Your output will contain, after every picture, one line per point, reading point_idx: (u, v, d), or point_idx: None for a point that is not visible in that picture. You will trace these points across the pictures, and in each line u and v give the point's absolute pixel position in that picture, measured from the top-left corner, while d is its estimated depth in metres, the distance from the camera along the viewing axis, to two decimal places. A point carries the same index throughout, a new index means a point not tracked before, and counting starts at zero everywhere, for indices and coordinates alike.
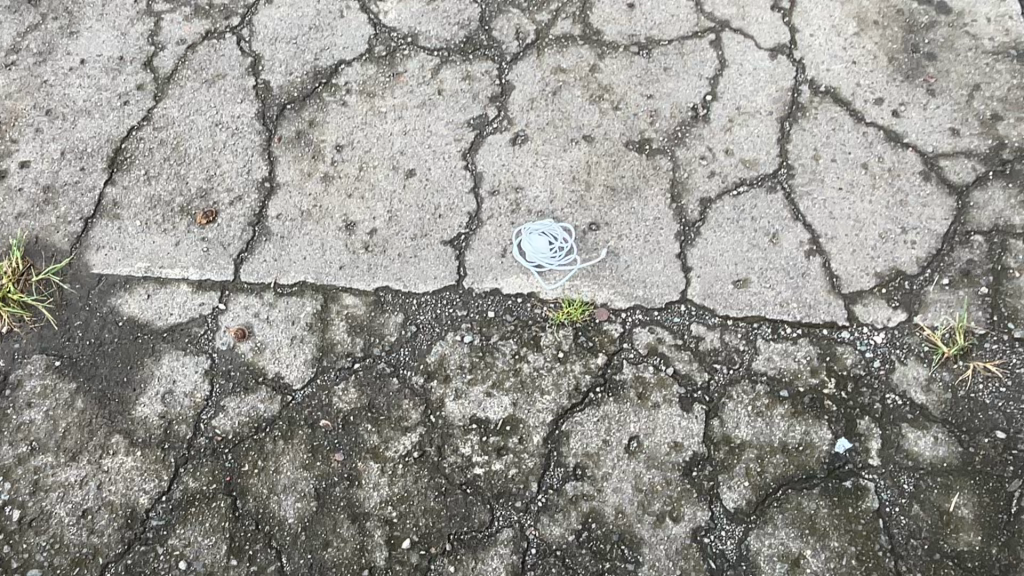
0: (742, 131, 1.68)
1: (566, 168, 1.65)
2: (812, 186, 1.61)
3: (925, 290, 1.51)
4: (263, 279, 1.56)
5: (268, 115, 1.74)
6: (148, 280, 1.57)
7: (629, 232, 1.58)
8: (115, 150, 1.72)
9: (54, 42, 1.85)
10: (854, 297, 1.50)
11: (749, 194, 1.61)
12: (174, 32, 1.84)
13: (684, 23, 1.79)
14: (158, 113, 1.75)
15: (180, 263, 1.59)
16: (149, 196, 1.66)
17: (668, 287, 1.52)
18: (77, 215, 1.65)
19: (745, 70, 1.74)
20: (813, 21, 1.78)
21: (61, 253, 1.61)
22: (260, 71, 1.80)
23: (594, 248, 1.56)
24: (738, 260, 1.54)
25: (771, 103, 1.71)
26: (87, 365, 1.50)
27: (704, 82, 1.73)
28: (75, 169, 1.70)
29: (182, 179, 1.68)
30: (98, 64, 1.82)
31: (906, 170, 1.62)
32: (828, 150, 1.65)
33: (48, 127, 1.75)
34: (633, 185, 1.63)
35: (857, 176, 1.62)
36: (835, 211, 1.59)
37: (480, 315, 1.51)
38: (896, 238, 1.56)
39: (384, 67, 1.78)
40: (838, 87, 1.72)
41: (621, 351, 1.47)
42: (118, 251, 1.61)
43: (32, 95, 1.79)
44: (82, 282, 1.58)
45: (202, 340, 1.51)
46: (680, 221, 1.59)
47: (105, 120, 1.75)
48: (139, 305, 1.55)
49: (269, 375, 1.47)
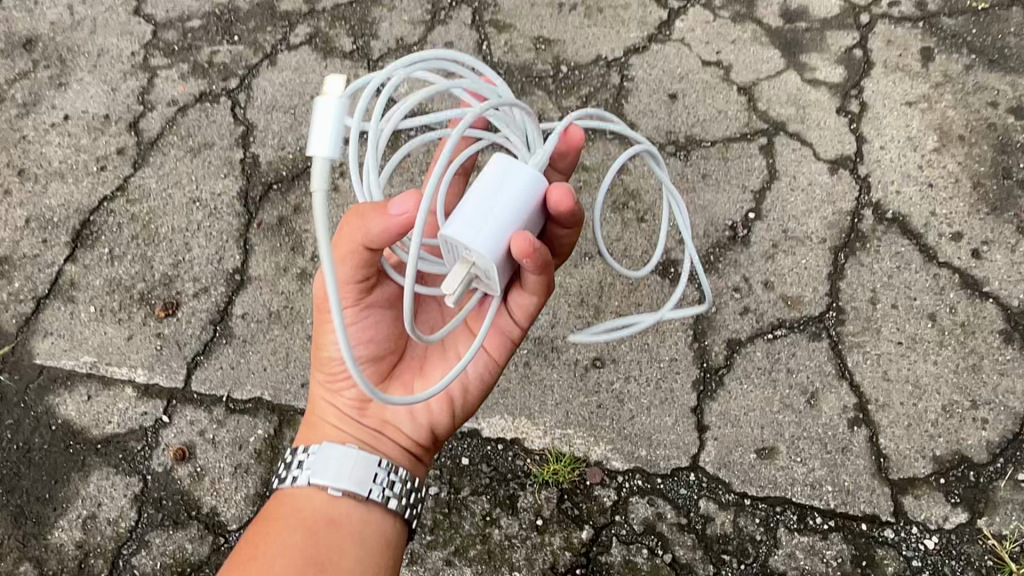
0: (786, 260, 1.42)
1: (574, 288, 1.42)
2: (864, 336, 1.35)
3: (994, 485, 1.23)
4: (215, 391, 1.38)
5: (251, 195, 1.56)
6: (92, 378, 1.41)
7: (638, 373, 1.34)
8: (81, 222, 1.55)
9: (42, 93, 1.72)
10: (904, 485, 1.24)
11: (787, 339, 1.35)
12: (168, 92, 1.70)
13: (732, 122, 1.57)
14: (135, 183, 1.59)
15: (130, 360, 1.42)
16: (108, 278, 1.49)
17: (676, 450, 1.28)
18: (30, 294, 1.49)
19: (799, 184, 1.49)
20: (885, 130, 1.54)
21: (5, 337, 1.45)
22: (250, 142, 1.62)
23: (595, 388, 1.33)
24: (764, 422, 1.29)
25: (825, 229, 1.45)
26: (10, 474, 1.33)
27: (748, 196, 1.49)
28: (37, 240, 1.54)
29: (147, 262, 1.51)
30: (82, 121, 1.68)
31: (985, 326, 1.35)
32: (889, 293, 1.38)
33: (19, 189, 1.60)
34: (649, 316, 1.39)
35: (920, 329, 1.35)
36: (890, 370, 1.32)
37: (452, 462, 1.29)
38: (963, 415, 1.28)
39: (386, 149, 1.57)
40: (908, 214, 1.45)
41: (612, 525, 1.23)
42: (65, 340, 1.44)
43: (9, 151, 1.65)
44: (22, 373, 1.42)
45: (137, 457, 1.33)
46: (700, 365, 1.34)
47: (77, 186, 1.59)
48: (76, 407, 1.38)
49: (204, 510, 1.29)
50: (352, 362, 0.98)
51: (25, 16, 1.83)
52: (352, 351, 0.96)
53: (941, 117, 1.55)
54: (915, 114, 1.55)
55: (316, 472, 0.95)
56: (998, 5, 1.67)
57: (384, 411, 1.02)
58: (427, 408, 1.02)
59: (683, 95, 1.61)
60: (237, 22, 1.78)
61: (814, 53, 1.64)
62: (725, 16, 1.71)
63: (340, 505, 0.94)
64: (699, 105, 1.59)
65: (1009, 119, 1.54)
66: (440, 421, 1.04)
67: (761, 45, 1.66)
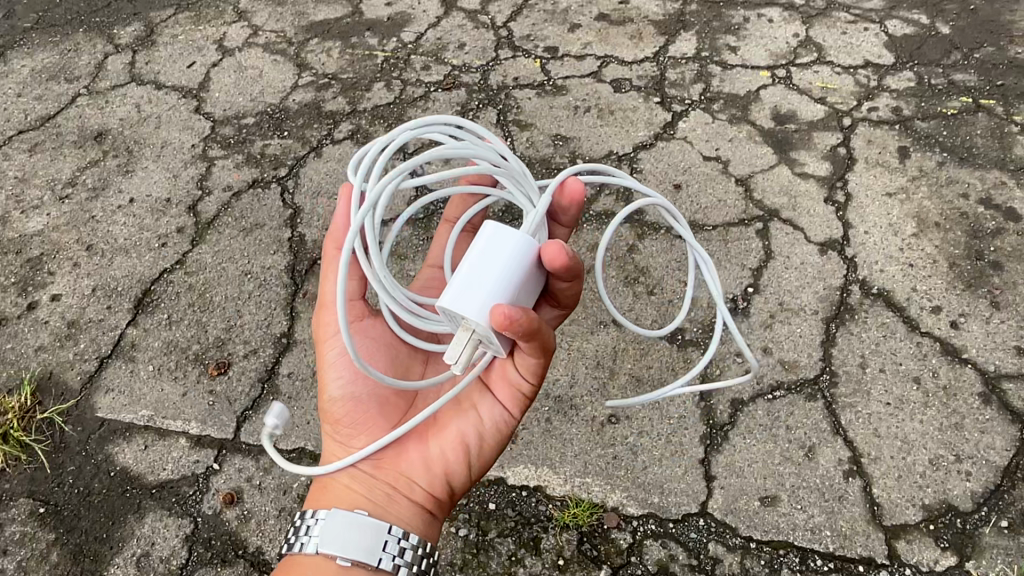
0: (782, 329, 1.57)
1: (591, 352, 1.57)
2: (856, 397, 1.48)
3: (980, 531, 1.33)
4: (262, 442, 1.50)
5: (298, 269, 1.72)
6: (148, 430, 1.53)
7: (651, 428, 1.47)
8: (143, 291, 1.72)
9: (110, 179, 1.91)
10: (897, 531, 1.34)
11: (786, 399, 1.49)
12: (223, 179, 1.89)
13: (731, 210, 1.75)
14: (192, 258, 1.76)
15: (184, 413, 1.55)
16: (166, 341, 1.64)
17: (687, 497, 1.39)
18: (95, 354, 1.63)
19: (792, 263, 1.66)
20: (868, 217, 1.72)
21: (69, 392, 1.59)
22: (297, 223, 1.80)
23: (611, 441, 1.46)
24: (767, 473, 1.41)
25: (817, 302, 1.60)
26: (70, 516, 1.44)
27: (746, 273, 1.65)
28: (102, 306, 1.70)
29: (202, 326, 1.66)
30: (145, 204, 1.86)
31: (965, 389, 1.48)
32: (877, 359, 1.52)
33: (86, 262, 1.77)
34: (660, 377, 1.53)
35: (907, 391, 1.48)
36: (881, 427, 1.45)
37: (480, 506, 1.40)
38: (948, 467, 1.40)
39: (420, 230, 1.75)
40: (891, 290, 1.61)
41: (628, 565, 1.33)
42: (125, 396, 1.58)
43: (78, 229, 1.83)
44: (84, 425, 1.54)
45: (189, 501, 1.44)
46: (707, 422, 1.47)
47: (140, 260, 1.76)
48: (133, 456, 1.50)
49: (250, 549, 1.38)
50: (352, 393, 1.08)
51: (97, 114, 2.05)
52: (354, 379, 1.09)
53: (918, 206, 1.73)
54: (895, 204, 1.73)
55: (325, 539, 0.98)
56: (965, 111, 1.88)
57: (398, 463, 1.06)
58: (442, 456, 1.06)
59: (687, 186, 1.80)
60: (287, 120, 1.99)
61: (803, 151, 1.84)
62: (723, 119, 1.92)
63: (350, 575, 0.96)
64: (701, 194, 1.78)
65: (979, 208, 1.71)
66: (456, 473, 1.07)
67: (755, 143, 1.87)
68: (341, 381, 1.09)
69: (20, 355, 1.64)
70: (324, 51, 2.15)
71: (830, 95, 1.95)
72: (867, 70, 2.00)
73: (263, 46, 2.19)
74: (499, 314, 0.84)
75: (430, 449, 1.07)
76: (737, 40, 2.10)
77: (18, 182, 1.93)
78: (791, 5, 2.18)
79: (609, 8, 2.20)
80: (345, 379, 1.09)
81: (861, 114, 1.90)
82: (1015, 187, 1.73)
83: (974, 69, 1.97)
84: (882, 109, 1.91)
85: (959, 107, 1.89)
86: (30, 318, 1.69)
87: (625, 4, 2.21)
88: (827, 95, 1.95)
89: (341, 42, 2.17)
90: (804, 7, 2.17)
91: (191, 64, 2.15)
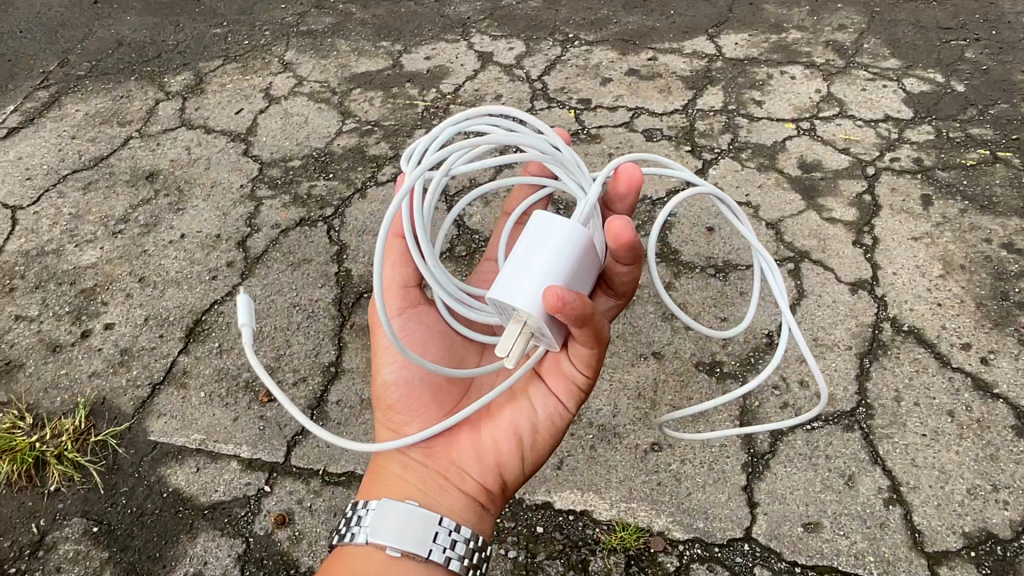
0: (818, 363, 1.62)
1: (632, 383, 1.62)
2: (892, 428, 1.52)
3: (1021, 557, 1.34)
4: (313, 465, 1.53)
5: (345, 301, 1.78)
6: (200, 453, 1.56)
7: (693, 456, 1.51)
8: (194, 320, 1.77)
9: (162, 216, 1.98)
10: (939, 557, 1.35)
11: (824, 430, 1.53)
12: (272, 217, 1.96)
13: (762, 251, 1.82)
14: (242, 290, 1.81)
15: (235, 437, 1.58)
16: (218, 368, 1.69)
17: (731, 523, 1.42)
18: (147, 380, 1.67)
19: (824, 301, 1.72)
20: (896, 260, 1.78)
21: (123, 416, 1.62)
22: (344, 259, 1.86)
23: (655, 468, 1.49)
24: (809, 500, 1.44)
25: (850, 338, 1.66)
26: (123, 535, 1.45)
27: (780, 310, 1.71)
28: (155, 335, 1.75)
29: (252, 354, 1.70)
30: (196, 239, 1.93)
31: (998, 422, 1.52)
32: (911, 392, 1.57)
33: (138, 293, 1.83)
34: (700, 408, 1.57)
35: (942, 423, 1.52)
36: (918, 458, 1.48)
37: (528, 529, 1.43)
38: (986, 496, 1.42)
39: (463, 266, 1.81)
40: (922, 327, 1.66)
41: None
42: (177, 420, 1.61)
43: (131, 262, 1.89)
44: (138, 447, 1.57)
45: (240, 521, 1.47)
46: (748, 451, 1.51)
47: (191, 292, 1.82)
48: (186, 477, 1.53)
49: (302, 569, 1.40)
50: (404, 381, 1.13)
51: (149, 156, 2.14)
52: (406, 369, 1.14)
53: (943, 249, 1.80)
54: (921, 247, 1.80)
55: (376, 531, 1.02)
56: (983, 162, 1.97)
57: (450, 454, 1.11)
58: (495, 446, 1.10)
59: (719, 228, 1.88)
60: (333, 163, 2.08)
61: (829, 197, 1.92)
62: (752, 167, 2.00)
63: (398, 565, 0.99)
64: (733, 236, 1.86)
65: (1002, 252, 1.78)
66: (508, 464, 1.10)
67: (784, 189, 1.95)
68: (395, 369, 1.14)
69: (74, 380, 1.68)
70: (367, 100, 2.25)
71: (854, 146, 2.04)
72: (888, 123, 2.09)
73: (308, 95, 2.29)
74: (552, 294, 0.83)
75: (482, 440, 1.11)
76: (762, 94, 2.20)
77: (73, 217, 2.00)
78: (812, 64, 2.29)
79: (639, 64, 2.31)
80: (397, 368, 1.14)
81: (884, 164, 1.99)
82: None
83: (990, 124, 2.06)
84: (904, 159, 1.99)
85: (977, 159, 1.98)
86: (84, 344, 1.73)
87: (654, 60, 2.32)
88: (850, 146, 2.04)
89: (382, 93, 2.27)
90: (825, 66, 2.28)
91: (239, 111, 2.26)
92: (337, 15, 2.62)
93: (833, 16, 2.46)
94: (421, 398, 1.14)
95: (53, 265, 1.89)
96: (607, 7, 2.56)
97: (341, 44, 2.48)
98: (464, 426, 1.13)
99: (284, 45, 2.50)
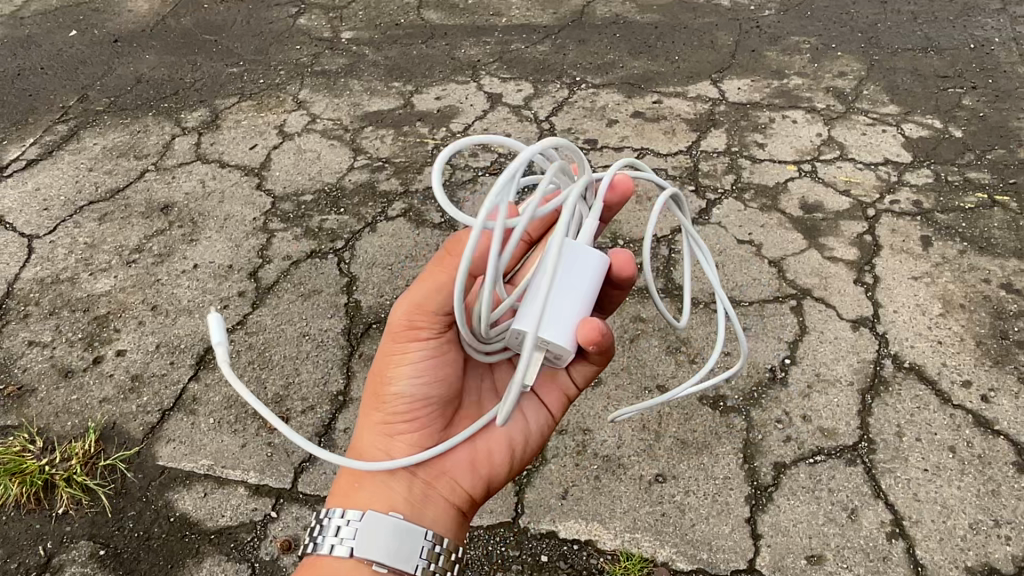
0: (820, 398, 1.64)
1: (637, 415, 1.63)
2: (894, 463, 1.53)
3: None
4: (319, 491, 1.54)
5: (354, 331, 1.81)
6: (208, 478, 1.57)
7: (697, 487, 1.52)
8: (205, 348, 1.79)
9: (175, 247, 2.02)
10: None
11: (827, 464, 1.54)
12: (283, 249, 2.00)
13: (765, 288, 1.85)
14: (253, 319, 1.84)
15: (243, 463, 1.59)
16: (227, 396, 1.70)
17: (734, 554, 1.42)
18: (157, 406, 1.69)
19: (826, 337, 1.75)
20: (897, 298, 1.81)
21: (132, 441, 1.63)
22: (353, 290, 1.89)
23: (659, 499, 1.50)
24: (812, 532, 1.44)
25: (852, 374, 1.68)
26: (130, 558, 1.46)
27: (783, 346, 1.74)
28: (165, 362, 1.77)
29: (261, 382, 1.72)
30: (209, 269, 1.96)
31: (999, 458, 1.53)
32: (912, 428, 1.58)
33: (151, 320, 1.86)
34: (704, 440, 1.58)
35: (943, 459, 1.54)
36: (920, 492, 1.49)
37: (533, 558, 1.43)
38: (988, 531, 1.43)
39: None
40: (922, 364, 1.69)
41: None
42: (186, 446, 1.62)
43: (144, 291, 1.92)
44: (146, 472, 1.58)
45: (246, 547, 1.47)
46: (751, 483, 1.52)
47: (203, 320, 1.85)
48: (193, 502, 1.53)
49: None
50: (421, 395, 1.08)
51: (165, 188, 2.19)
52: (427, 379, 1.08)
53: (943, 289, 1.83)
54: (921, 286, 1.83)
55: (359, 545, 0.97)
56: (982, 206, 2.01)
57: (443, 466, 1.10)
58: (490, 458, 1.13)
59: (722, 265, 1.91)
60: (344, 198, 2.12)
61: (831, 237, 1.96)
62: (754, 207, 2.05)
63: None
64: (736, 273, 1.89)
65: (1000, 292, 1.81)
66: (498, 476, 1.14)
67: (786, 229, 1.99)
68: (416, 381, 1.07)
69: (85, 405, 1.69)
70: (378, 138, 2.31)
71: (854, 188, 2.08)
72: (887, 167, 2.14)
73: (321, 132, 2.35)
74: (595, 331, 0.90)
75: (477, 453, 1.12)
76: (764, 137, 2.25)
77: (88, 246, 2.04)
78: (813, 108, 2.35)
79: (644, 106, 2.37)
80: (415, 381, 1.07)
81: (884, 205, 2.03)
82: None
83: (987, 168, 2.11)
84: (904, 201, 2.04)
85: (975, 202, 2.02)
86: (95, 370, 1.76)
87: (659, 103, 2.38)
88: (851, 188, 2.08)
89: (394, 131, 2.33)
90: (825, 111, 2.34)
91: (253, 146, 2.31)
92: (350, 56, 2.69)
93: (833, 63, 2.53)
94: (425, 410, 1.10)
95: (68, 292, 1.93)
96: (613, 52, 2.63)
97: (354, 84, 2.55)
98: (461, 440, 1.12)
99: (299, 84, 2.56)
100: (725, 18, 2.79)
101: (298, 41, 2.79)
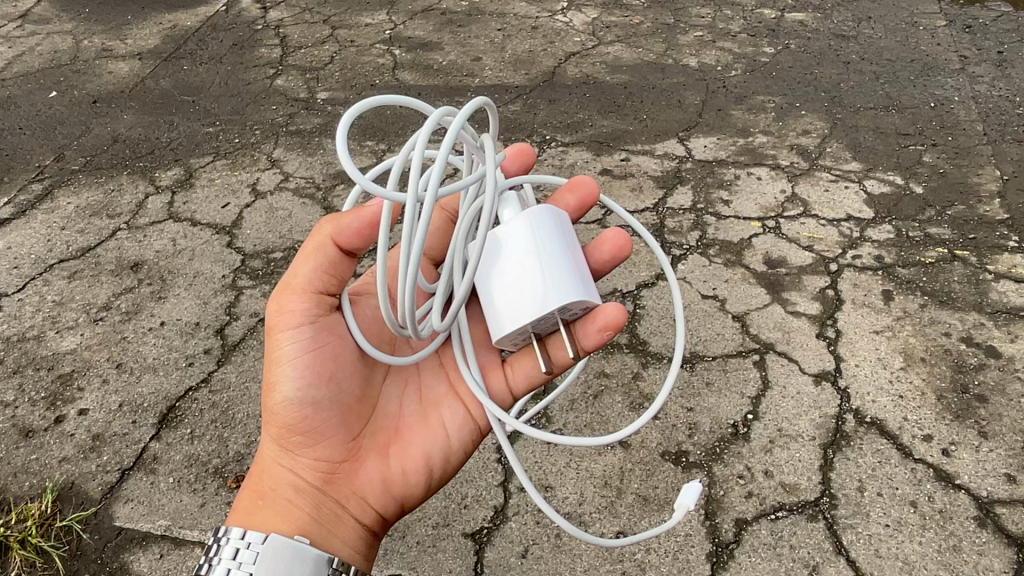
0: (782, 454, 1.64)
1: (598, 472, 1.63)
2: (855, 518, 1.52)
3: None
4: None
5: None
6: (164, 538, 1.54)
7: (658, 545, 1.50)
8: (168, 406, 1.79)
9: (143, 304, 2.03)
10: None
11: (788, 520, 1.52)
12: (251, 306, 2.01)
13: (728, 342, 1.87)
14: (217, 377, 1.84)
15: (201, 523, 1.56)
16: (188, 454, 1.69)
17: None
18: (117, 465, 1.67)
19: (789, 392, 1.75)
20: (858, 351, 1.83)
21: (89, 501, 1.61)
22: None
23: (619, 557, 1.49)
24: None
25: (814, 428, 1.68)
26: None
27: (745, 400, 1.74)
28: (128, 421, 1.76)
29: (223, 441, 1.71)
30: (175, 327, 1.97)
31: (960, 513, 1.52)
32: (874, 483, 1.57)
33: (115, 378, 1.85)
34: (665, 497, 1.58)
35: (904, 514, 1.52)
36: (882, 548, 1.47)
37: None
38: None
39: None
40: (884, 419, 1.69)
41: None
42: (144, 506, 1.59)
43: (110, 348, 1.92)
44: (102, 533, 1.56)
45: None
46: (713, 541, 1.50)
47: (167, 378, 1.85)
48: (148, 564, 1.50)
49: None
50: (308, 400, 1.12)
51: (135, 247, 2.20)
52: (327, 394, 1.13)
53: (904, 342, 1.84)
54: (882, 340, 1.85)
55: (256, 565, 1.03)
56: (942, 260, 2.04)
57: (351, 482, 1.18)
58: (406, 476, 1.20)
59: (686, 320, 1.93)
60: None
61: (794, 292, 1.98)
62: (719, 262, 2.07)
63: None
64: (700, 328, 1.91)
65: (961, 346, 1.83)
66: (411, 493, 1.22)
67: (749, 283, 2.01)
68: (303, 390, 1.11)
69: (43, 465, 1.68)
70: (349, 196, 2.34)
71: (817, 243, 2.11)
72: (850, 223, 2.17)
73: (293, 191, 2.38)
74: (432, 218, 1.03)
75: (390, 471, 1.20)
76: (730, 194, 2.29)
77: (56, 305, 2.04)
78: (778, 166, 2.40)
79: (612, 164, 2.42)
80: (307, 390, 1.12)
81: (846, 260, 2.06)
82: (991, 328, 1.86)
83: (948, 224, 2.14)
84: (865, 256, 2.06)
85: (936, 257, 2.05)
86: (55, 430, 1.74)
87: (627, 161, 2.43)
88: (813, 243, 2.11)
89: None
90: (789, 168, 2.38)
91: (226, 205, 2.34)
92: (325, 116, 2.74)
93: (798, 122, 2.59)
94: (326, 419, 1.14)
95: (33, 351, 1.93)
96: (583, 111, 2.68)
97: (328, 143, 2.59)
98: (368, 452, 1.20)
99: (273, 143, 2.60)
100: (692, 78, 2.86)
101: (275, 102, 2.84)
